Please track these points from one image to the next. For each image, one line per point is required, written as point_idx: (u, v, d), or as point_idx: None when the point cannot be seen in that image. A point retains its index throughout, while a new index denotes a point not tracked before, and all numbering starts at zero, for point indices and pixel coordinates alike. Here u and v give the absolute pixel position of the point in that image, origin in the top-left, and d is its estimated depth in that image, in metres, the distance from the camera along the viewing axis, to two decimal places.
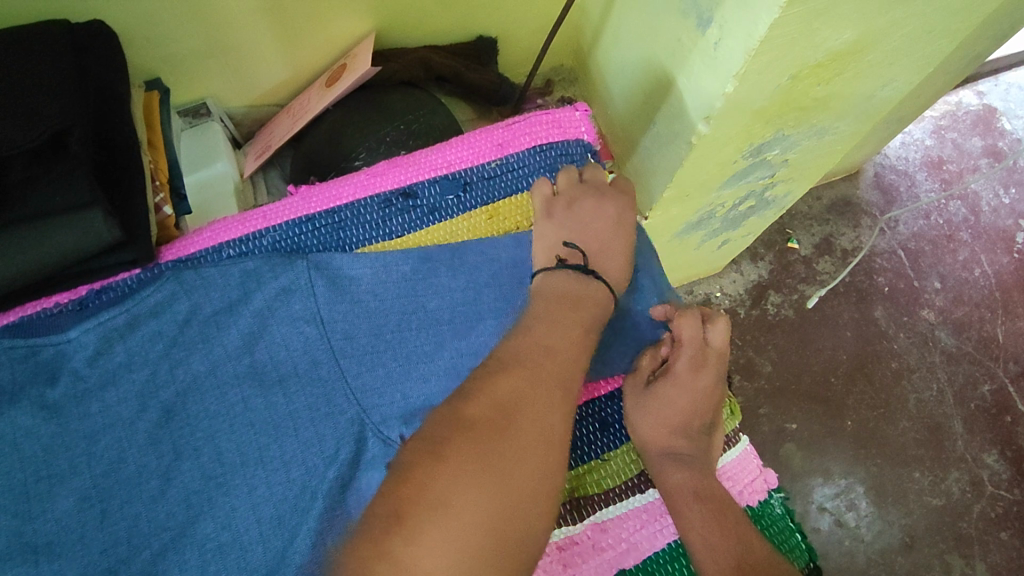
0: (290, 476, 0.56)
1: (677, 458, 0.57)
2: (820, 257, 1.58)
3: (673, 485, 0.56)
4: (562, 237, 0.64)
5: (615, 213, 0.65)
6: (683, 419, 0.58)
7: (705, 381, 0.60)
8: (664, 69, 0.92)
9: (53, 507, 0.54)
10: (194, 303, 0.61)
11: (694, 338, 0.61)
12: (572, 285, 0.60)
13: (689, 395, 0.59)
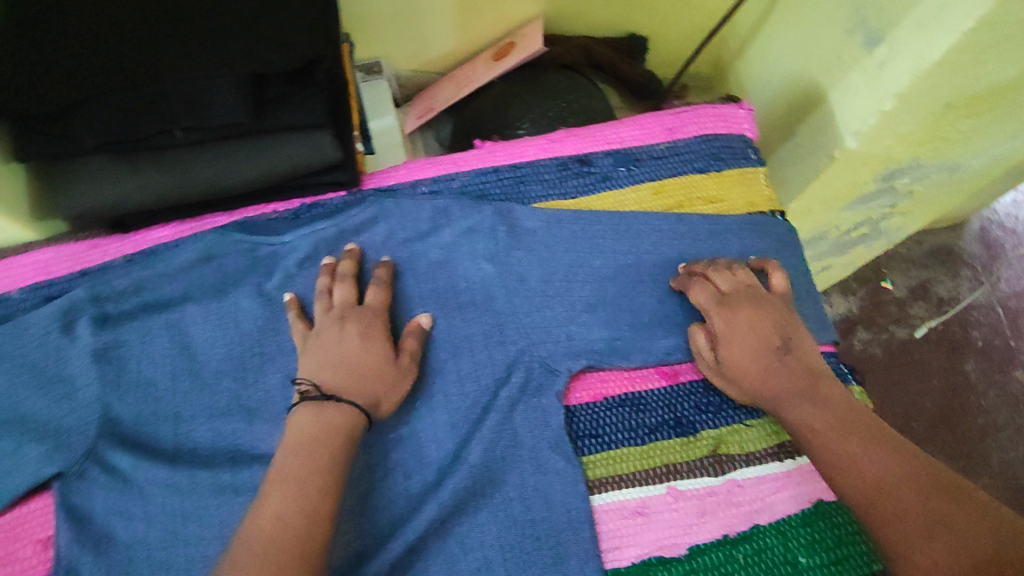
0: (465, 389, 0.64)
1: (799, 397, 0.58)
2: (914, 300, 1.56)
3: (798, 421, 0.58)
4: (311, 370, 0.60)
5: (363, 331, 0.61)
6: (759, 357, 0.61)
7: (744, 318, 0.62)
8: (815, 83, 0.92)
9: (264, 379, 0.64)
10: (389, 229, 0.69)
11: (710, 294, 0.64)
12: (313, 420, 0.56)
13: (750, 336, 0.61)
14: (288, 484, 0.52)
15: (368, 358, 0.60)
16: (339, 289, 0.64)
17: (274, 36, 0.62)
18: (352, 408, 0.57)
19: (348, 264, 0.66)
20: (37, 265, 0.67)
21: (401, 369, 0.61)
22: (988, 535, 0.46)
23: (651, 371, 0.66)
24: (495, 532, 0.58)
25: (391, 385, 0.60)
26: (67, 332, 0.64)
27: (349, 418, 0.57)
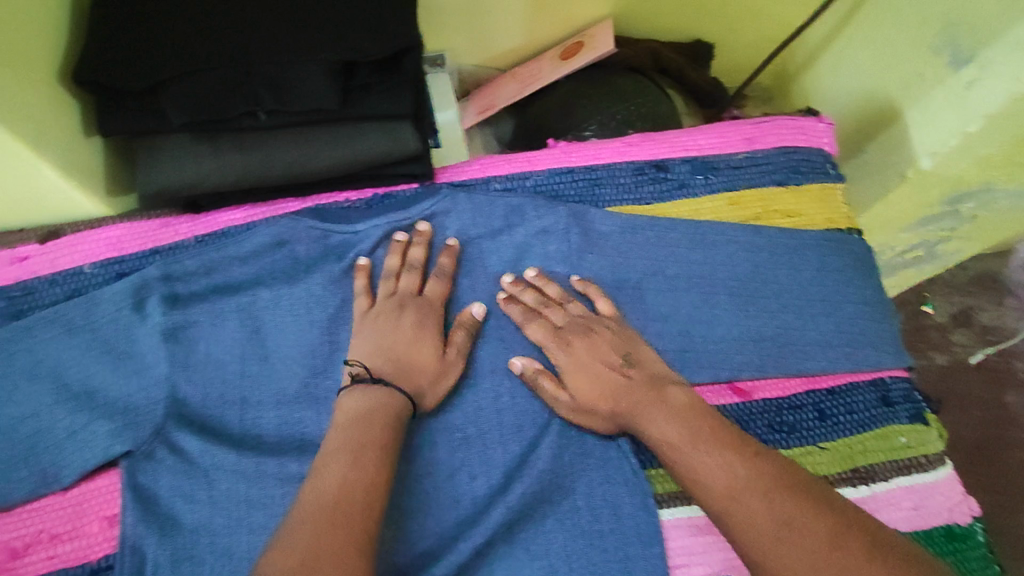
0: (533, 392, 0.63)
1: (648, 416, 0.57)
2: (958, 326, 1.34)
3: (658, 440, 0.55)
4: (360, 353, 0.61)
5: (416, 324, 0.62)
6: (611, 386, 0.60)
7: (580, 344, 0.62)
8: (891, 99, 0.88)
9: (334, 369, 0.64)
10: (461, 223, 0.69)
11: (545, 330, 0.64)
12: (360, 399, 0.56)
13: (590, 361, 0.61)
14: (341, 454, 0.51)
15: (416, 352, 0.61)
16: (406, 276, 0.65)
17: (367, 26, 0.61)
18: (403, 397, 0.57)
19: (419, 249, 0.66)
20: (108, 240, 0.67)
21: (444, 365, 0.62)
22: (826, 528, 0.45)
23: (723, 386, 0.64)
24: (562, 540, 0.58)
25: (436, 380, 0.61)
26: (138, 310, 0.64)
27: (397, 403, 0.57)
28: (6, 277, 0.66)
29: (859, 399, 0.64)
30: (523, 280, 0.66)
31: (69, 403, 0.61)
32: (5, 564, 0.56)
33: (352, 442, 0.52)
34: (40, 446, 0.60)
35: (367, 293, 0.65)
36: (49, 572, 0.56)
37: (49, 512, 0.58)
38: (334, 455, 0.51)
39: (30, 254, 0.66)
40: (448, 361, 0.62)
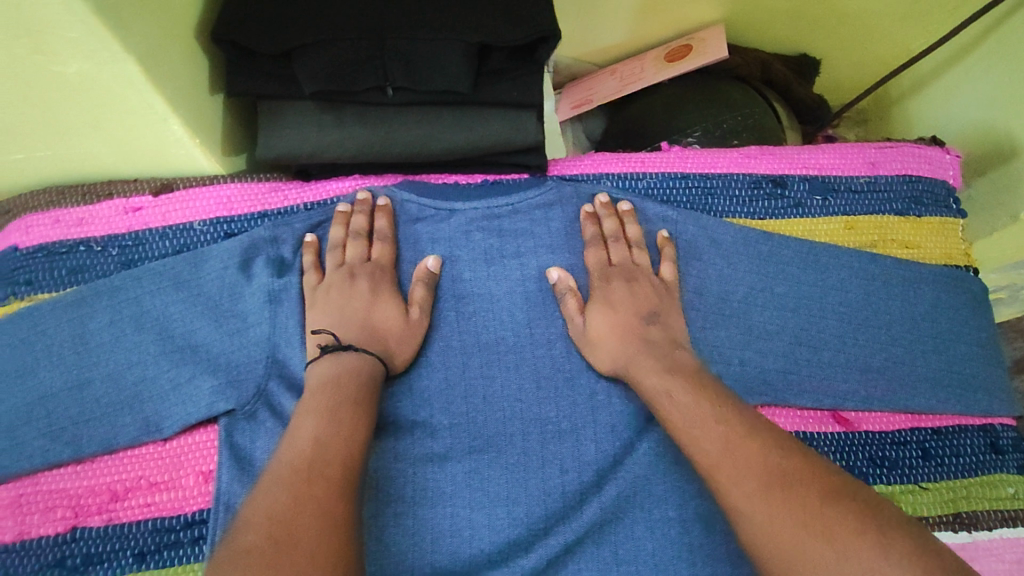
0: (628, 395, 0.63)
1: (649, 366, 0.58)
2: None
3: (652, 391, 0.56)
4: (323, 325, 0.61)
5: (372, 288, 0.62)
6: (628, 326, 0.61)
7: (622, 289, 0.63)
8: (1012, 136, 0.84)
9: (429, 348, 0.64)
10: (565, 218, 0.68)
11: (601, 260, 0.65)
12: (333, 369, 0.56)
13: (615, 305, 0.62)
14: (321, 415, 0.52)
15: (380, 315, 0.61)
16: (351, 245, 0.64)
17: (506, 11, 0.60)
18: (370, 357, 0.59)
19: (362, 218, 0.65)
20: (219, 199, 0.67)
21: (410, 327, 0.62)
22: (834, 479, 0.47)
23: (825, 414, 0.63)
24: (651, 548, 0.59)
25: (403, 343, 0.62)
26: (244, 270, 0.64)
27: (369, 367, 0.58)
28: (119, 226, 0.66)
29: (967, 443, 0.62)
30: (617, 207, 0.67)
31: (172, 356, 0.62)
32: (105, 505, 0.57)
33: (329, 404, 0.53)
34: (143, 396, 0.60)
35: (316, 268, 0.64)
36: (146, 519, 0.57)
37: (148, 460, 0.59)
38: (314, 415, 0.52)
39: (145, 206, 0.66)
40: (413, 323, 0.62)
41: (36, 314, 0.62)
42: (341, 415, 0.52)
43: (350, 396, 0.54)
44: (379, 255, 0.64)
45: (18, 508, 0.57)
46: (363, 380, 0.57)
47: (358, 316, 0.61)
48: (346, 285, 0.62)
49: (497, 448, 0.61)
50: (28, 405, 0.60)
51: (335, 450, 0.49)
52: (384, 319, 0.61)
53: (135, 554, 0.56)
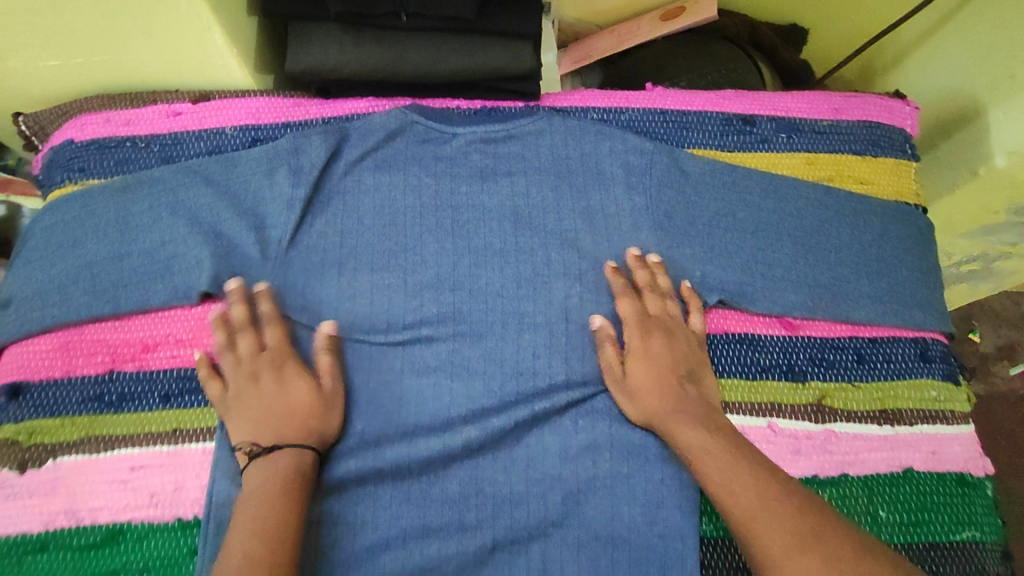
0: (599, 299, 0.69)
1: (686, 422, 0.60)
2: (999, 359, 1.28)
3: (688, 447, 0.59)
4: (242, 434, 0.60)
5: (277, 377, 0.62)
6: (662, 381, 0.63)
7: (660, 343, 0.65)
8: (978, 99, 0.91)
9: (422, 248, 0.70)
10: (553, 142, 0.75)
11: (637, 310, 0.66)
12: (264, 477, 0.57)
13: (653, 360, 0.64)
14: (250, 532, 0.53)
15: (290, 399, 0.61)
16: (242, 340, 0.63)
17: None
18: (291, 449, 0.59)
19: (243, 307, 0.64)
20: (249, 109, 0.75)
21: (326, 396, 0.62)
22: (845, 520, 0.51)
23: (774, 319, 0.69)
24: (607, 424, 0.65)
25: (324, 416, 0.62)
26: (269, 176, 0.71)
27: (292, 467, 0.58)
28: (161, 127, 0.75)
29: (899, 351, 0.69)
30: (646, 259, 0.69)
31: (199, 237, 0.69)
32: (137, 355, 0.66)
33: (254, 518, 0.54)
34: (174, 268, 0.68)
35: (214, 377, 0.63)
36: (172, 368, 0.66)
37: (175, 321, 0.67)
38: (243, 534, 0.53)
39: (183, 111, 0.75)
40: (327, 391, 0.63)
41: (88, 196, 0.71)
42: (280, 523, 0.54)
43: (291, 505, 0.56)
44: (273, 338, 0.63)
45: (64, 351, 0.66)
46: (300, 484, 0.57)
47: (271, 411, 0.60)
48: (252, 386, 0.61)
49: (478, 336, 0.67)
50: (74, 270, 0.68)
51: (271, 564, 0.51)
52: (294, 401, 0.61)
53: (161, 396, 0.65)
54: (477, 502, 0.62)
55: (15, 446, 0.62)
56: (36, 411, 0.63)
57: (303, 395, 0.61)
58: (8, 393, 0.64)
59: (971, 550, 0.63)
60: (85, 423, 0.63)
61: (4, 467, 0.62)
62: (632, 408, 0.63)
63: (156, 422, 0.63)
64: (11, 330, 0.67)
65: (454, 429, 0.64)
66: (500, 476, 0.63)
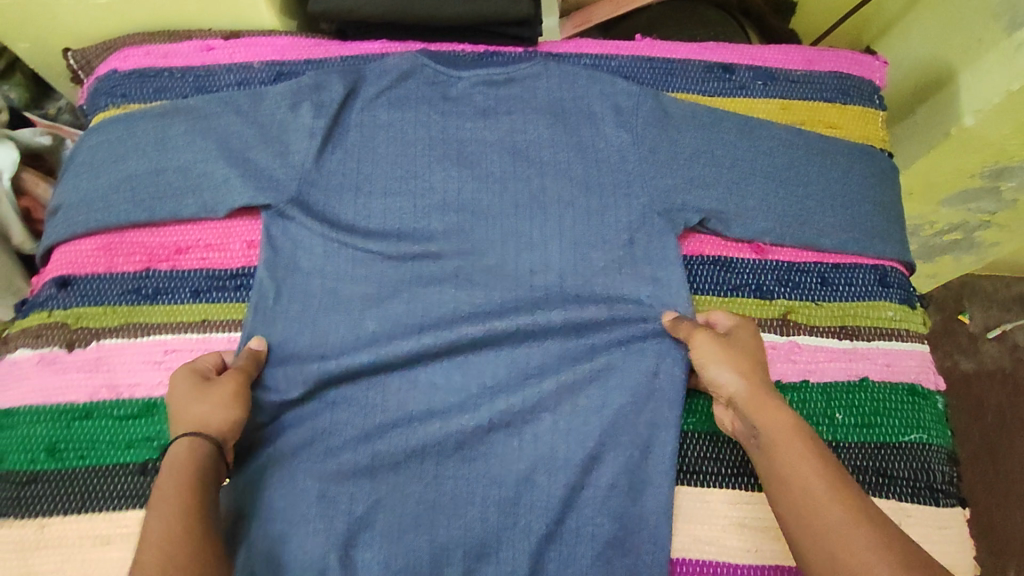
0: (588, 224, 0.76)
1: (772, 403, 0.60)
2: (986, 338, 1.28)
3: (772, 427, 0.59)
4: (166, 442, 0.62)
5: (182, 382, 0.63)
6: (749, 362, 0.64)
7: (749, 340, 0.66)
8: (950, 62, 0.96)
9: (430, 176, 0.77)
10: (549, 86, 0.81)
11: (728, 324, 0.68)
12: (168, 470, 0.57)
13: (744, 344, 0.66)
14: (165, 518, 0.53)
15: (185, 399, 0.61)
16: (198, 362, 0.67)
17: None
18: (187, 440, 0.59)
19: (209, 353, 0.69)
20: (275, 47, 0.83)
21: (219, 389, 0.63)
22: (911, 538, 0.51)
23: (746, 244, 0.76)
24: (589, 333, 0.72)
25: (213, 405, 0.61)
26: (292, 109, 0.78)
27: (193, 454, 0.58)
28: (195, 61, 0.82)
29: (858, 275, 0.76)
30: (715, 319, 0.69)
31: (228, 160, 0.75)
32: (170, 257, 0.74)
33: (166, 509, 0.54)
34: (203, 185, 0.75)
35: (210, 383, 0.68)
36: (202, 269, 0.74)
37: (204, 230, 0.75)
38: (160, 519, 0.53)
39: (216, 46, 0.83)
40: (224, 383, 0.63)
41: (130, 121, 0.78)
42: (164, 509, 0.54)
43: (168, 491, 0.55)
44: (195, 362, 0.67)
45: (107, 251, 0.74)
46: (176, 468, 0.57)
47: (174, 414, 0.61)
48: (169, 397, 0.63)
49: (476, 250, 0.75)
50: (115, 182, 0.75)
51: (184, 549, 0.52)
52: (188, 399, 0.61)
53: (191, 291, 0.73)
54: (476, 389, 0.70)
55: (64, 328, 0.71)
56: (83, 299, 0.72)
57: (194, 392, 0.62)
58: (58, 284, 0.72)
59: (919, 450, 0.69)
60: (124, 311, 0.72)
61: (54, 346, 0.70)
62: (727, 361, 0.64)
63: (187, 313, 0.72)
64: (59, 232, 0.75)
65: (454, 326, 0.71)
66: (496, 369, 0.70)
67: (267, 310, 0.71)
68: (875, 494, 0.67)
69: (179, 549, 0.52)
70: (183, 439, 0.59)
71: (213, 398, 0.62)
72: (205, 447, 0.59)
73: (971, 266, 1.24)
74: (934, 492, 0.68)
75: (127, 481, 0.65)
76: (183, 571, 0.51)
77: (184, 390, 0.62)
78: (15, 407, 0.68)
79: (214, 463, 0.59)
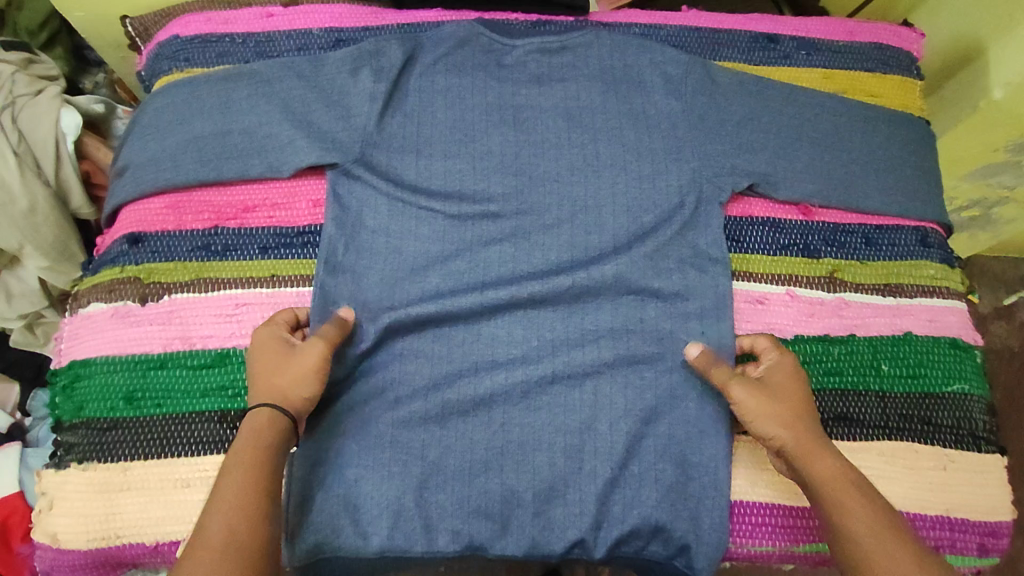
0: (642, 186, 0.77)
1: (821, 449, 0.61)
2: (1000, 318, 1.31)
3: (822, 474, 0.59)
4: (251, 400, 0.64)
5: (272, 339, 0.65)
6: (789, 408, 0.63)
7: (785, 381, 0.66)
8: (979, 39, 0.99)
9: (487, 140, 0.79)
10: (600, 55, 0.83)
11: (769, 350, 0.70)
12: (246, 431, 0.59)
13: (779, 392, 0.65)
14: (240, 478, 0.56)
15: (274, 364, 0.63)
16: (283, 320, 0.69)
17: None
18: (269, 408, 0.61)
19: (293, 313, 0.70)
20: (333, 15, 0.85)
21: (301, 360, 0.64)
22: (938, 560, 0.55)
23: (793, 206, 0.79)
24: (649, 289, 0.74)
25: (295, 381, 0.63)
26: (353, 74, 0.80)
27: (271, 423, 0.60)
28: (256, 27, 0.84)
29: (901, 236, 0.79)
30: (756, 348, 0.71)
31: (293, 122, 0.77)
32: (237, 215, 0.76)
33: (241, 469, 0.57)
34: (268, 146, 0.77)
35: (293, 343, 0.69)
36: (269, 227, 0.76)
37: (269, 190, 0.77)
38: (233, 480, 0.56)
39: (276, 13, 0.85)
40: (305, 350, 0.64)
41: (195, 84, 0.80)
42: (239, 474, 0.57)
43: (244, 457, 0.57)
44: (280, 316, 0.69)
45: (175, 209, 0.76)
46: (255, 437, 0.59)
47: (260, 372, 0.63)
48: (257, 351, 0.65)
49: (533, 211, 0.76)
50: (182, 143, 0.77)
51: (247, 516, 0.55)
52: (277, 367, 0.63)
53: (260, 248, 0.75)
54: (538, 342, 0.72)
55: (136, 283, 0.73)
56: (153, 255, 0.74)
57: (279, 360, 0.64)
58: (129, 241, 0.74)
59: (961, 399, 0.72)
60: (194, 267, 0.74)
61: (128, 299, 0.72)
62: (766, 413, 0.63)
63: (256, 268, 0.74)
64: (128, 190, 0.77)
65: (516, 283, 0.74)
66: (558, 325, 0.73)
67: (334, 267, 0.74)
68: (922, 441, 0.70)
69: (244, 515, 0.55)
70: (265, 406, 0.61)
71: (294, 371, 0.63)
72: (282, 420, 0.61)
73: (984, 245, 1.28)
74: (975, 438, 0.71)
75: (205, 427, 0.68)
76: (242, 537, 0.53)
77: (271, 358, 0.64)
78: (93, 358, 0.70)
79: (288, 436, 0.61)
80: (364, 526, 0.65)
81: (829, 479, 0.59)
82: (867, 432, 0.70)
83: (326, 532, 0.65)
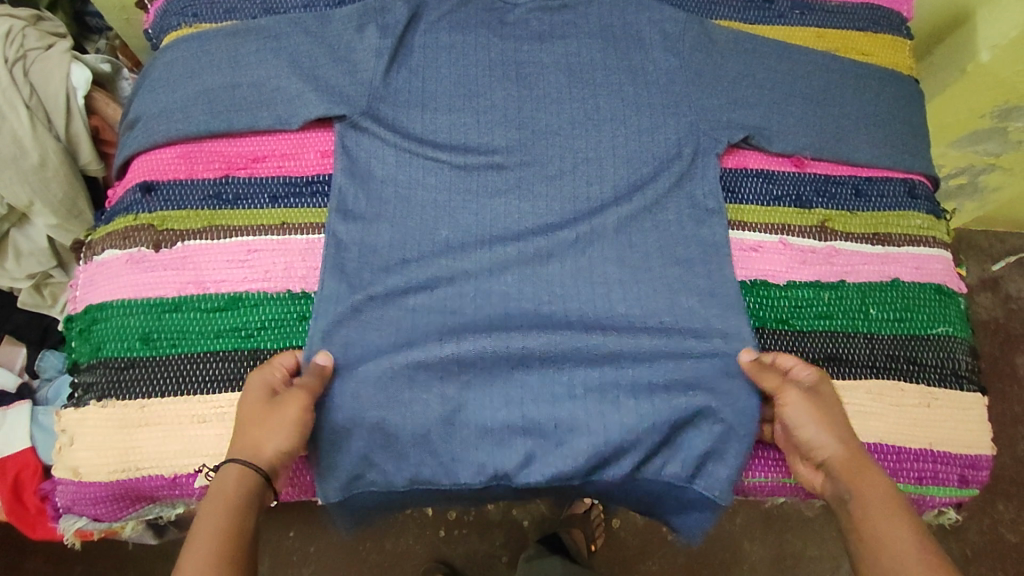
0: (640, 140, 0.80)
1: (866, 469, 0.62)
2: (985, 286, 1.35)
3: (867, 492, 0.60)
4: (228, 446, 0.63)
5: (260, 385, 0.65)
6: (837, 423, 0.65)
7: (828, 397, 0.67)
8: (967, 5, 1.02)
9: (490, 94, 0.81)
10: (600, 12, 0.85)
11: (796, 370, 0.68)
12: (220, 487, 0.59)
13: (826, 405, 0.66)
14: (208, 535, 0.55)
15: (253, 413, 0.63)
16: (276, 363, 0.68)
17: None
18: (240, 464, 0.60)
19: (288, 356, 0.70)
20: None
21: (278, 411, 0.63)
22: None
23: (787, 158, 0.82)
24: (646, 237, 0.77)
25: (271, 434, 0.62)
26: (359, 30, 0.82)
27: (243, 479, 0.59)
28: None
29: (889, 188, 0.82)
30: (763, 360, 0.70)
31: (300, 75, 0.79)
32: (247, 165, 0.78)
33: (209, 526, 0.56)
34: (276, 99, 0.78)
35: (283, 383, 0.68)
36: (279, 176, 0.78)
37: (277, 140, 0.79)
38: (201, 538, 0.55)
39: None
40: (286, 402, 0.64)
41: (204, 38, 0.81)
42: (207, 531, 0.55)
43: (214, 513, 0.57)
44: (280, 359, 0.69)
45: (187, 159, 0.78)
46: (221, 492, 0.58)
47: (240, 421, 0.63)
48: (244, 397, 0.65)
49: (534, 163, 0.79)
50: (192, 95, 0.79)
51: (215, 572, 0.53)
52: (257, 419, 0.63)
53: (270, 197, 0.77)
54: (541, 288, 0.75)
55: (149, 230, 0.75)
56: (166, 204, 0.76)
57: (259, 411, 0.63)
58: (142, 189, 0.76)
59: (945, 340, 0.76)
60: (206, 215, 0.76)
61: (142, 245, 0.74)
62: (820, 426, 0.64)
63: (267, 216, 0.76)
64: (140, 141, 0.78)
65: (519, 231, 0.76)
66: (560, 272, 0.75)
67: (343, 215, 0.76)
68: (908, 379, 0.74)
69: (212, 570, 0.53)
70: (232, 463, 0.60)
71: (273, 424, 0.63)
72: (253, 475, 0.60)
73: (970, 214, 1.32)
74: (959, 377, 0.75)
75: (221, 367, 0.70)
76: None
77: (252, 411, 0.63)
78: (108, 301, 0.73)
79: (261, 491, 0.60)
80: (379, 458, 0.70)
81: (872, 497, 0.60)
82: (855, 370, 0.74)
83: (351, 463, 0.70)
